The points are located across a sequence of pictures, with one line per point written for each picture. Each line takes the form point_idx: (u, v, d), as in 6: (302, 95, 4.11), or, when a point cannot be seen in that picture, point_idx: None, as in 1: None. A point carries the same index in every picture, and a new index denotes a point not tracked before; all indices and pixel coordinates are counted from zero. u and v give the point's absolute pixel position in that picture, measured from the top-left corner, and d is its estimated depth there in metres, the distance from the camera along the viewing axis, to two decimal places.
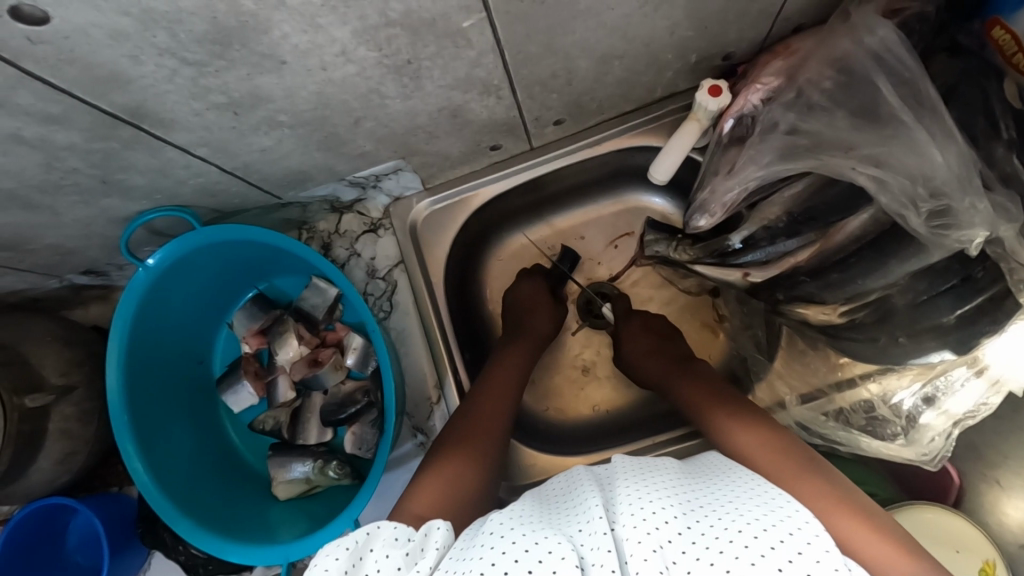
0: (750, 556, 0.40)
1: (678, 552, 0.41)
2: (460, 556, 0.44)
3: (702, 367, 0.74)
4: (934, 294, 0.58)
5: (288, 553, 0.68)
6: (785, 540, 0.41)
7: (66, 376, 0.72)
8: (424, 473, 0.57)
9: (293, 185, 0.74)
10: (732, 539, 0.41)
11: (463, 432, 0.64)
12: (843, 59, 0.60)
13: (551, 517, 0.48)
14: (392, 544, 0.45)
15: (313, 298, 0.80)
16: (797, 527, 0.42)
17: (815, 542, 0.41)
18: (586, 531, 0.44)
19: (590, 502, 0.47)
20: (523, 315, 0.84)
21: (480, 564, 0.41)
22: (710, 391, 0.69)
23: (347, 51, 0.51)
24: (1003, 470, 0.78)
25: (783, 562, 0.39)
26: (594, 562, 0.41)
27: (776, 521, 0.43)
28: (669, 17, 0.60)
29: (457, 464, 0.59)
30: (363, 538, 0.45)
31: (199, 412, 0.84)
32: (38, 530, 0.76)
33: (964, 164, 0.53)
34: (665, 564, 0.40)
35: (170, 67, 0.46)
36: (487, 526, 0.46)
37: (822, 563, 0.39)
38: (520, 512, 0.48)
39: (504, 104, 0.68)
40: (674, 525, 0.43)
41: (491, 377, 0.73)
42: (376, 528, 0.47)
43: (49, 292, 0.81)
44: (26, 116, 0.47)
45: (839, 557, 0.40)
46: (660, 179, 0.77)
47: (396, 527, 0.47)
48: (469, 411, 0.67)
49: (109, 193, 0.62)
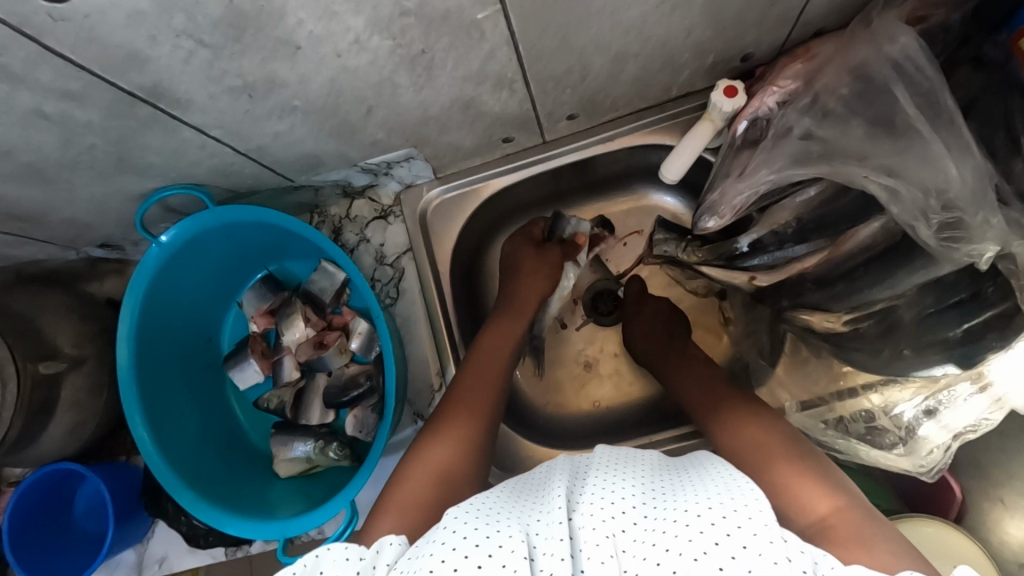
0: (689, 533, 0.40)
1: (629, 542, 0.41)
2: (417, 552, 0.44)
3: (702, 365, 0.74)
4: (942, 307, 0.57)
5: (286, 529, 0.70)
6: (727, 516, 0.41)
7: (78, 346, 0.74)
8: (417, 461, 0.57)
9: (306, 169, 0.75)
10: (676, 520, 0.42)
11: (450, 412, 0.64)
12: (862, 65, 0.59)
13: (515, 507, 0.49)
14: (341, 564, 0.43)
15: (321, 281, 0.82)
16: (742, 504, 0.42)
17: (756, 515, 0.41)
18: (543, 520, 0.45)
19: (554, 492, 0.48)
20: (516, 284, 0.83)
21: (431, 560, 0.42)
22: (698, 382, 0.71)
23: (361, 39, 0.51)
24: (1007, 489, 0.77)
25: (720, 537, 0.39)
26: (545, 551, 0.41)
27: (724, 500, 0.43)
28: (687, 16, 0.60)
29: (446, 455, 0.58)
30: (312, 562, 0.44)
31: (206, 387, 0.86)
32: (50, 494, 0.79)
33: (980, 178, 0.52)
34: (615, 551, 0.41)
35: (186, 49, 0.47)
36: (445, 520, 0.47)
37: (760, 536, 0.39)
38: (482, 504, 0.48)
39: (517, 97, 0.68)
40: (630, 517, 0.43)
41: (477, 352, 0.73)
42: (325, 551, 0.45)
43: (66, 264, 0.83)
44: (46, 91, 0.48)
45: (779, 528, 0.40)
46: (671, 179, 0.78)
47: (346, 548, 0.45)
48: (453, 393, 0.67)
49: (125, 170, 0.64)
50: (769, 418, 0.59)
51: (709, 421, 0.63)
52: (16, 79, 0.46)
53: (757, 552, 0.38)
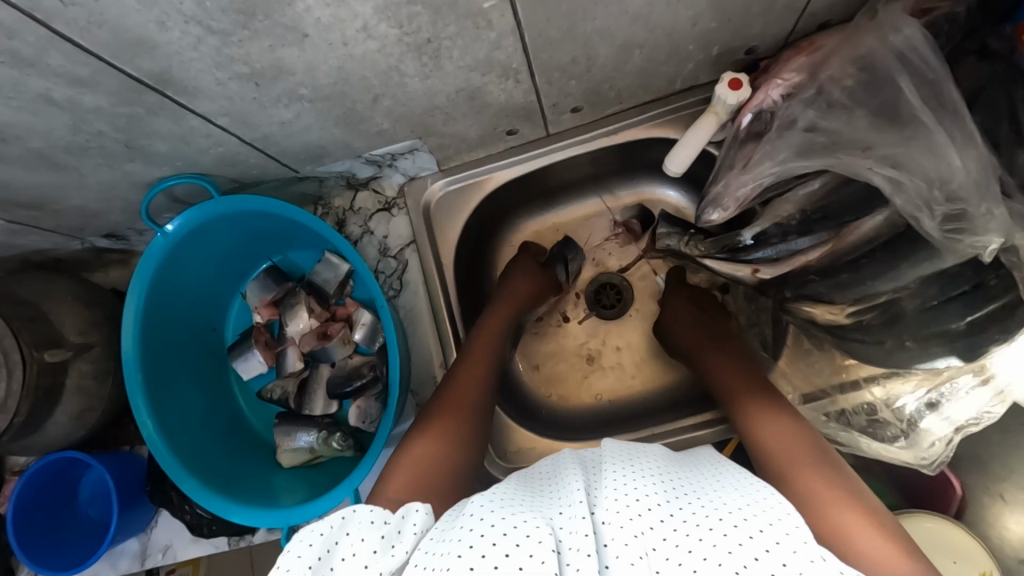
0: (728, 545, 0.40)
1: (659, 540, 0.41)
2: (441, 536, 0.44)
3: (743, 356, 0.72)
4: (944, 299, 0.58)
5: (289, 517, 0.70)
6: (764, 529, 0.41)
7: (84, 335, 0.75)
8: (424, 432, 0.60)
9: (312, 160, 0.75)
10: (711, 529, 0.42)
11: (452, 389, 0.67)
12: (867, 56, 0.59)
13: (534, 500, 0.49)
14: (368, 526, 0.45)
15: (325, 273, 0.82)
16: (778, 519, 0.42)
17: (793, 532, 0.41)
18: (566, 514, 0.45)
19: (573, 485, 0.48)
20: (509, 281, 0.85)
21: (459, 546, 0.42)
22: (739, 374, 0.68)
23: (368, 27, 0.51)
24: (1007, 484, 0.78)
25: (759, 551, 0.39)
26: (572, 546, 0.41)
27: (756, 513, 0.43)
28: (692, 7, 0.60)
29: (448, 429, 0.61)
30: (339, 523, 0.45)
31: (210, 377, 0.86)
32: (56, 479, 0.80)
33: (984, 170, 0.52)
34: (645, 550, 0.41)
35: (195, 35, 0.47)
36: (468, 508, 0.47)
37: (800, 553, 0.39)
38: (502, 496, 0.48)
39: (522, 88, 0.68)
40: (657, 514, 0.43)
41: (479, 333, 0.76)
42: (352, 513, 0.46)
43: (72, 253, 0.83)
44: (56, 76, 0.49)
45: (818, 548, 0.40)
46: (675, 173, 0.78)
47: (372, 510, 0.47)
48: (456, 371, 0.70)
49: (133, 158, 0.64)
50: (788, 417, 0.60)
51: (735, 406, 0.64)
52: (26, 64, 0.47)
53: (797, 571, 0.38)
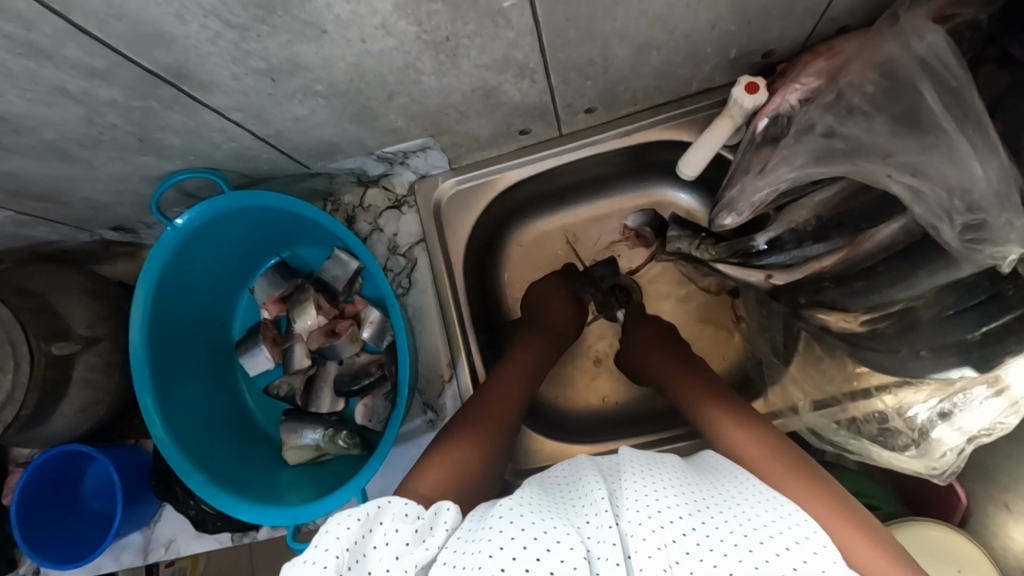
0: (754, 560, 0.40)
1: (682, 552, 0.41)
2: (470, 536, 0.44)
3: (700, 366, 0.74)
4: (960, 308, 0.57)
5: (296, 515, 0.69)
6: (791, 546, 0.41)
7: (91, 328, 0.74)
8: (453, 435, 0.61)
9: (323, 156, 0.75)
10: (736, 542, 0.41)
11: (487, 401, 0.67)
12: (889, 63, 0.58)
13: (557, 506, 0.48)
14: (402, 519, 0.45)
15: (334, 270, 0.81)
16: (805, 535, 0.42)
17: (820, 550, 0.41)
18: (593, 523, 0.44)
19: (596, 493, 0.47)
20: (540, 306, 0.84)
21: (489, 546, 0.41)
22: (694, 384, 0.70)
23: (388, 23, 0.51)
24: (1013, 494, 0.77)
25: (787, 568, 0.39)
26: (601, 555, 0.42)
27: (783, 527, 0.42)
28: (712, 9, 0.59)
29: (483, 440, 0.61)
30: (374, 510, 0.45)
31: (216, 372, 0.86)
32: (60, 472, 0.80)
33: (1005, 178, 0.51)
34: (670, 563, 0.40)
35: (214, 29, 0.47)
36: (496, 509, 0.46)
37: (826, 573, 0.39)
38: (529, 499, 0.48)
39: (537, 87, 0.68)
40: (680, 525, 0.43)
41: (518, 352, 0.77)
42: (387, 502, 0.46)
43: (79, 245, 0.83)
44: (72, 68, 0.48)
45: (843, 567, 0.41)
46: (689, 175, 0.78)
47: (406, 503, 0.47)
48: (485, 391, 0.69)
49: (144, 151, 0.63)
50: (766, 428, 0.60)
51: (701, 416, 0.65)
52: (42, 56, 0.46)
53: None
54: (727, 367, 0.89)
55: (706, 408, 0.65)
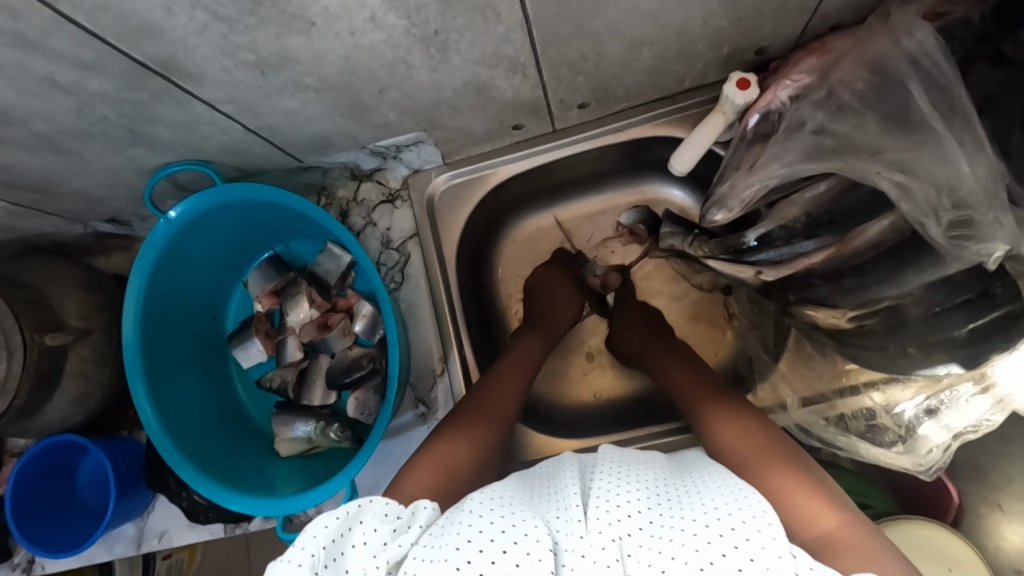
0: (699, 546, 0.40)
1: (635, 545, 0.41)
2: (439, 530, 0.44)
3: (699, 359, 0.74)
4: (949, 306, 0.57)
5: (285, 506, 0.70)
6: (735, 530, 0.41)
7: (85, 320, 0.75)
8: (444, 431, 0.62)
9: (315, 150, 0.75)
10: (686, 530, 0.42)
11: (479, 397, 0.68)
12: (879, 60, 0.58)
13: (529, 500, 0.49)
14: (381, 518, 0.46)
15: (327, 264, 0.82)
16: (751, 519, 0.42)
17: (763, 529, 0.41)
18: (562, 518, 0.45)
19: (568, 488, 0.48)
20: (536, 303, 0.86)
21: (456, 539, 0.42)
22: (688, 378, 0.71)
23: (376, 17, 0.51)
24: (1005, 494, 0.78)
25: (728, 549, 0.39)
26: (558, 548, 0.42)
27: (733, 513, 0.43)
28: (703, 6, 0.60)
29: (475, 433, 0.62)
30: (354, 509, 0.46)
31: (209, 365, 0.86)
32: (55, 464, 0.81)
33: (993, 177, 0.51)
34: (621, 554, 0.41)
35: (201, 21, 0.47)
36: (467, 503, 0.47)
37: (767, 550, 0.39)
38: (500, 492, 0.48)
39: (529, 83, 0.68)
40: (637, 519, 0.43)
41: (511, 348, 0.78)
42: (368, 502, 0.47)
43: (74, 237, 0.83)
44: (61, 59, 0.49)
45: (785, 546, 0.40)
46: (680, 171, 0.78)
47: (388, 503, 0.48)
48: (479, 385, 0.70)
49: (136, 143, 0.64)
50: (752, 420, 0.61)
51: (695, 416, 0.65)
52: (30, 46, 0.46)
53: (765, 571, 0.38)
54: (717, 364, 0.89)
55: (700, 409, 0.65)
